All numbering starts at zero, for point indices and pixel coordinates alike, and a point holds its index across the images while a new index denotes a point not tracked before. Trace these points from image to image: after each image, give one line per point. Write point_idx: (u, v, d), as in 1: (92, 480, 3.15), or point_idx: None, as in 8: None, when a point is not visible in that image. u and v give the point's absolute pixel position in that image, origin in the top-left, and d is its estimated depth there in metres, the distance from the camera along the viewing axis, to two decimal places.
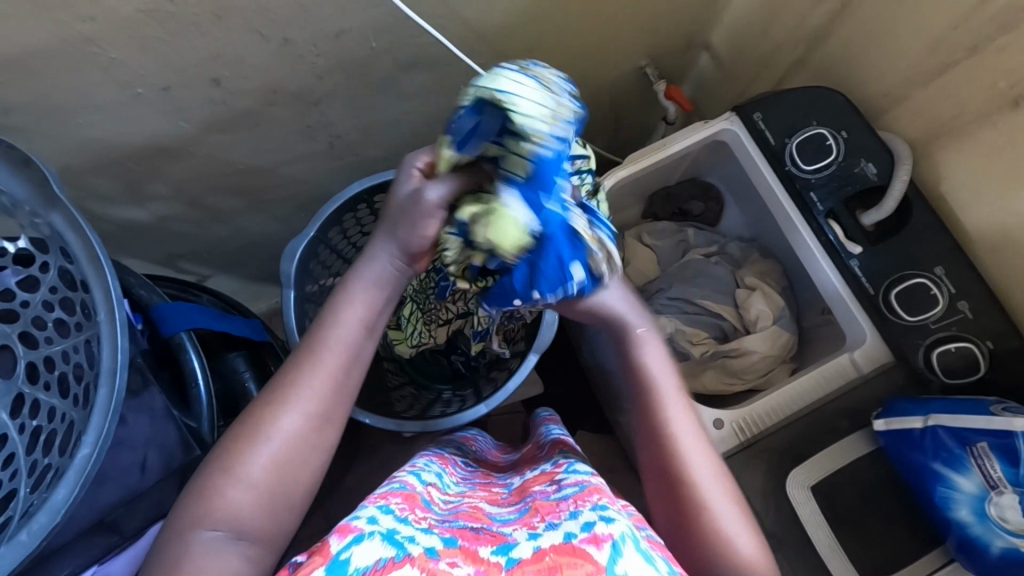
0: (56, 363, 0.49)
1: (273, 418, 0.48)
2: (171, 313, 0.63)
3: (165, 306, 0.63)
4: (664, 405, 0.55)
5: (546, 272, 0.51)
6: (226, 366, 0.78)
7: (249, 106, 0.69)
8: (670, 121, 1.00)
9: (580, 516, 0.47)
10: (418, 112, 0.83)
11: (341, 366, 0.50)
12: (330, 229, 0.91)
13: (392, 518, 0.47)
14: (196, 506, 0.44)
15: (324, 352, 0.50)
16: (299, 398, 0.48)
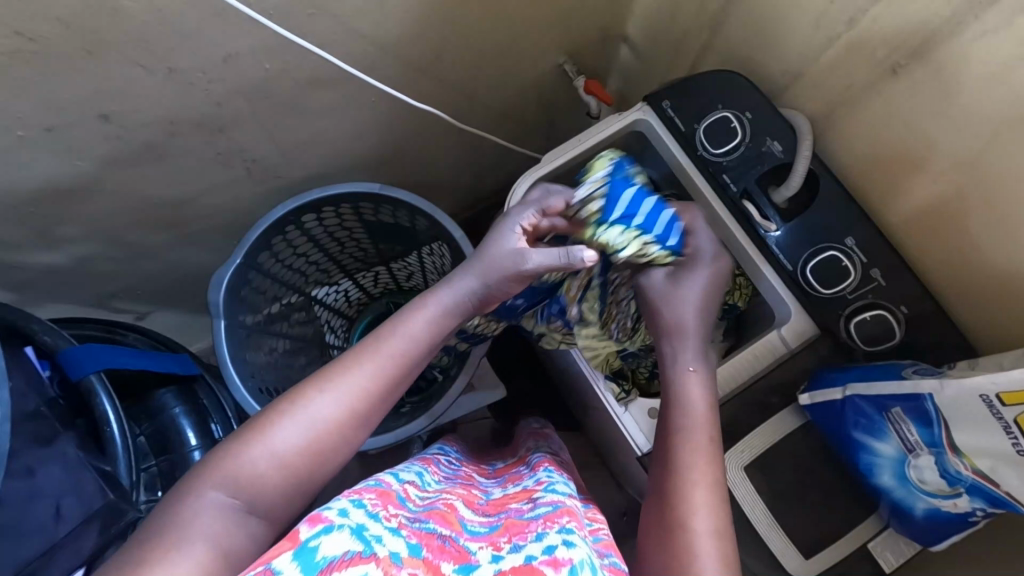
0: None
1: (313, 401, 0.52)
2: (81, 354, 0.61)
3: (74, 350, 0.62)
4: (687, 437, 0.58)
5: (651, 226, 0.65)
6: (156, 402, 0.76)
7: (148, 138, 0.68)
8: (595, 114, 1.01)
9: (544, 539, 0.50)
10: (337, 127, 0.83)
11: (380, 381, 0.55)
12: (260, 254, 0.91)
13: (363, 513, 0.46)
14: (225, 462, 0.48)
15: (372, 366, 0.55)
16: (341, 391, 0.53)
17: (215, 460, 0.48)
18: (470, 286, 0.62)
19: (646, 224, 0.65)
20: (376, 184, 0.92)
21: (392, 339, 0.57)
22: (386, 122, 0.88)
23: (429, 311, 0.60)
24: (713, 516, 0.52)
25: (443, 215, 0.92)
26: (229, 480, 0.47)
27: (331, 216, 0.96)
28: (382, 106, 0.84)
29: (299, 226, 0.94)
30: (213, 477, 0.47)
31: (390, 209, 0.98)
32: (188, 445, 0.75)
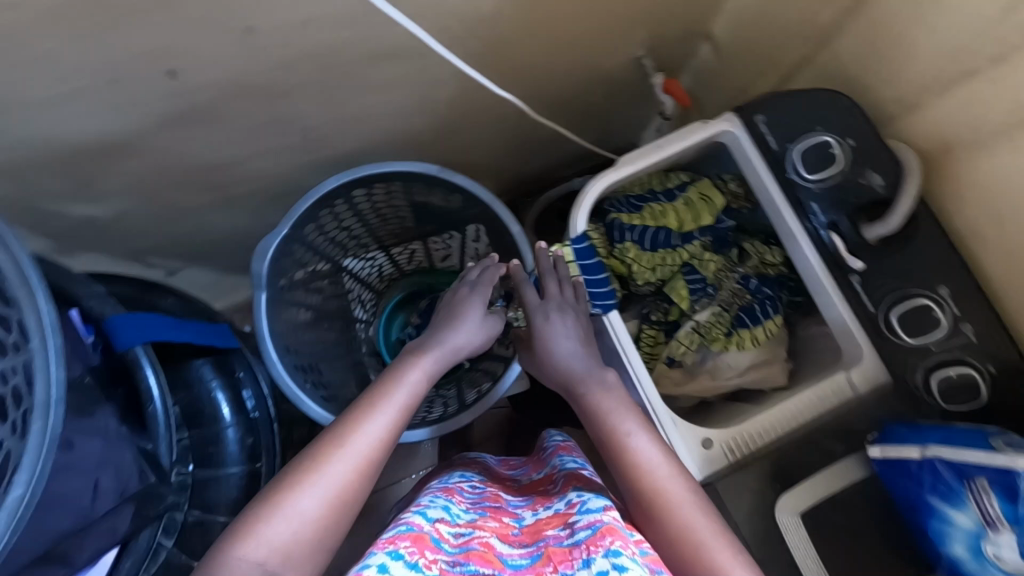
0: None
1: (332, 461, 0.52)
2: (131, 325, 0.58)
3: (118, 318, 0.58)
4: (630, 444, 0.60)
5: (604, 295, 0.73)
6: (191, 374, 0.72)
7: (211, 99, 0.63)
8: (668, 115, 0.96)
9: (592, 564, 0.49)
10: (400, 103, 0.79)
11: (392, 430, 0.57)
12: (306, 225, 0.87)
13: (403, 565, 0.48)
14: (252, 529, 0.48)
15: (382, 417, 0.57)
16: (355, 445, 0.54)
17: (244, 527, 0.48)
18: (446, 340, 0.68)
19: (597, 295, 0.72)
20: (434, 166, 0.88)
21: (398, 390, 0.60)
22: (451, 101, 0.83)
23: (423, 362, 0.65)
24: (700, 509, 0.54)
25: (500, 205, 0.88)
26: (258, 547, 0.47)
27: (380, 194, 0.92)
28: (451, 84, 0.79)
29: (347, 200, 0.90)
30: (242, 544, 0.47)
31: (442, 193, 0.94)
32: (223, 420, 0.73)
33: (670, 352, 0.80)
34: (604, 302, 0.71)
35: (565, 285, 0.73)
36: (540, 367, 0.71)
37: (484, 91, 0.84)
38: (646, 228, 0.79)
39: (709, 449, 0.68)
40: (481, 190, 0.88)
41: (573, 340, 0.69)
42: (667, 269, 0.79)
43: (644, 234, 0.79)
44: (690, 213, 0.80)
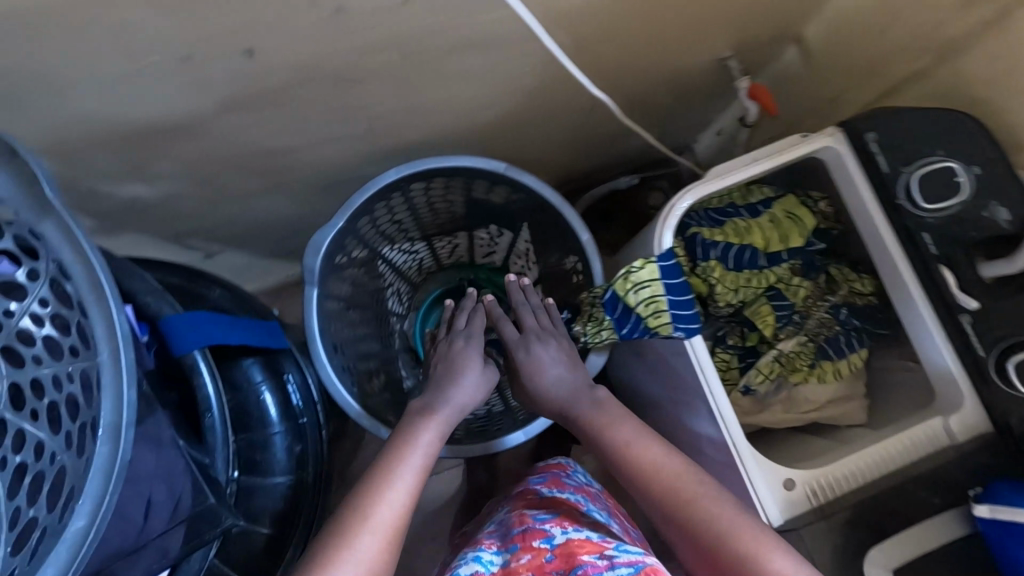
0: (49, 388, 0.40)
1: (358, 536, 0.59)
2: (181, 328, 0.53)
3: (174, 319, 0.53)
4: (640, 460, 0.67)
5: (686, 317, 0.67)
6: (240, 376, 0.67)
7: (283, 82, 0.57)
8: (748, 123, 0.89)
9: None
10: (473, 94, 0.73)
11: (408, 495, 0.64)
12: (360, 218, 0.82)
13: None
14: None
15: (397, 484, 0.64)
16: (376, 518, 0.61)
17: None
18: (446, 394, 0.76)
19: (677, 317, 0.66)
20: (502, 164, 0.82)
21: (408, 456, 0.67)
22: (524, 95, 0.78)
23: (431, 427, 0.72)
24: (724, 500, 0.61)
25: (571, 210, 0.81)
26: None
27: (438, 189, 0.86)
28: (529, 77, 0.73)
29: (404, 194, 0.85)
30: None
31: (505, 191, 0.88)
32: (270, 425, 0.68)
33: (747, 382, 0.75)
34: (687, 326, 0.66)
35: (645, 304, 0.67)
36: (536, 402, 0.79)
37: (560, 85, 0.78)
38: (730, 245, 0.74)
39: (791, 491, 0.64)
40: (550, 191, 0.82)
41: (561, 368, 0.77)
42: (752, 290, 0.74)
43: (728, 252, 0.74)
44: (776, 233, 0.75)
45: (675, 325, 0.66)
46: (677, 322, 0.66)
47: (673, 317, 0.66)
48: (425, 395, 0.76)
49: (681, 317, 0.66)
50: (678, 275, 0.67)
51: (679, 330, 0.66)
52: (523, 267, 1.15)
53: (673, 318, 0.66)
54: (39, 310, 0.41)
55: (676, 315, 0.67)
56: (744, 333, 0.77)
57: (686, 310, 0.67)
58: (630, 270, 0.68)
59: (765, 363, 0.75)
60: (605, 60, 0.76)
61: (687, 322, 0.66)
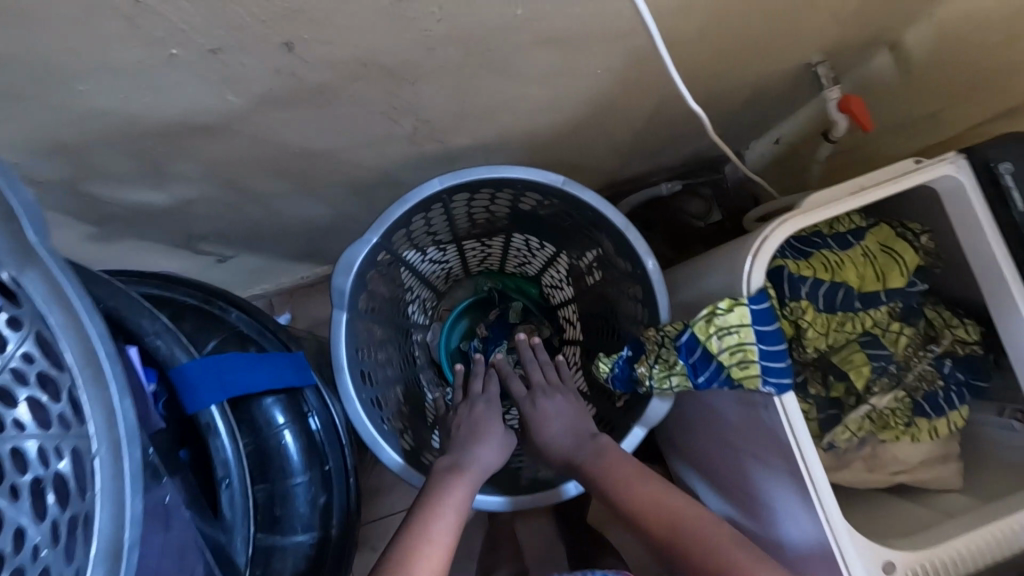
0: (28, 472, 0.31)
1: None
2: (195, 380, 0.47)
3: (189, 369, 0.46)
4: (656, 500, 0.65)
5: (779, 369, 0.57)
6: (259, 417, 0.58)
7: (325, 80, 0.48)
8: (833, 138, 0.79)
9: None
10: (534, 95, 0.63)
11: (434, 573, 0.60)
12: (397, 231, 0.72)
13: None
14: None
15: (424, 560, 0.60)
16: None
17: None
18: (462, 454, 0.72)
19: (768, 370, 0.57)
20: (561, 177, 0.72)
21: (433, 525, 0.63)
22: (588, 96, 0.68)
23: (459, 488, 0.67)
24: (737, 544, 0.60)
25: (637, 234, 0.72)
26: None
27: (483, 199, 0.77)
28: (599, 77, 0.64)
29: (445, 205, 0.76)
30: None
31: (558, 206, 0.78)
32: (292, 474, 0.59)
33: (832, 439, 0.66)
34: (779, 382, 0.57)
35: (729, 353, 0.58)
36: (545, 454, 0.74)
37: (629, 87, 0.69)
38: (820, 282, 0.64)
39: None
40: (612, 210, 0.72)
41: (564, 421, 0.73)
42: (844, 336, 0.65)
43: (819, 289, 0.65)
44: (872, 270, 0.66)
45: (766, 379, 0.57)
46: (768, 376, 0.57)
47: (763, 370, 0.57)
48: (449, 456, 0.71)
49: (772, 370, 0.57)
50: (772, 320, 0.57)
51: (770, 385, 0.57)
52: (560, 280, 1.07)
53: (763, 371, 0.57)
54: (18, 369, 0.32)
55: (767, 367, 0.57)
56: (828, 382, 0.68)
57: (779, 362, 0.57)
58: (715, 312, 0.58)
59: (854, 419, 0.65)
60: (683, 60, 0.66)
61: (779, 376, 0.57)
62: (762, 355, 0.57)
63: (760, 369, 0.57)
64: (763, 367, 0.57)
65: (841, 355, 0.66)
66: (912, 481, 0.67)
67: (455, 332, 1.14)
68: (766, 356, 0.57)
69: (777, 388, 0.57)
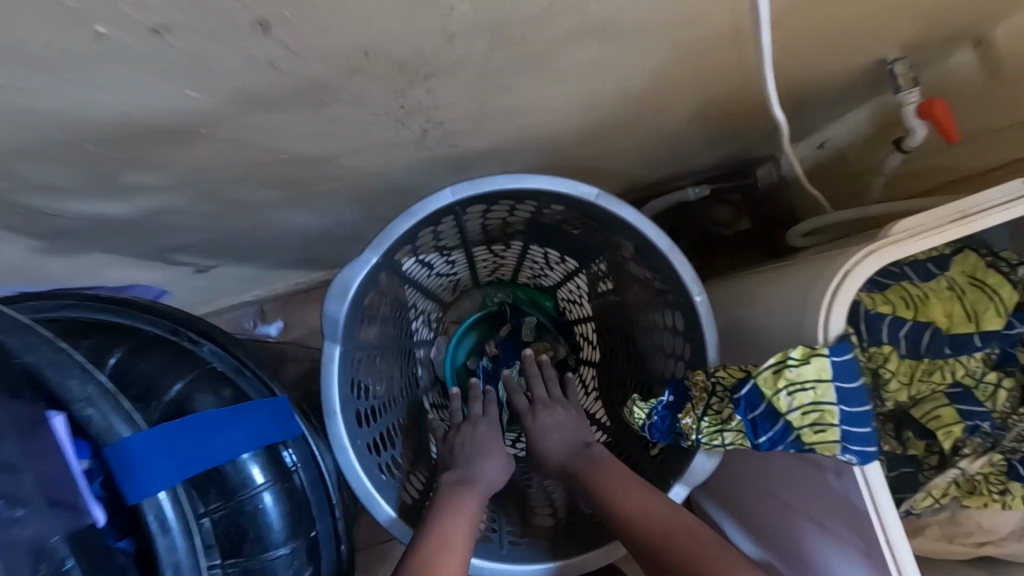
0: None
1: None
2: (138, 461, 0.40)
3: (124, 447, 0.40)
4: (649, 529, 0.57)
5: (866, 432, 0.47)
6: (232, 478, 0.48)
7: (318, 75, 0.37)
8: (906, 148, 0.69)
9: None
10: (569, 93, 0.53)
11: None
12: (401, 247, 0.62)
13: None
14: None
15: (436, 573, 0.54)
16: None
17: None
18: (461, 464, 0.67)
19: (849, 435, 0.47)
20: (595, 191, 0.61)
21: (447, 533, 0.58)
22: (631, 94, 0.58)
23: (470, 498, 0.63)
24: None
25: (682, 259, 0.62)
26: None
27: (501, 210, 0.67)
28: (648, 73, 0.53)
29: (457, 217, 0.65)
30: None
31: (589, 220, 0.68)
32: (274, 543, 0.49)
33: (910, 505, 0.57)
34: (862, 451, 0.47)
35: (801, 413, 0.48)
36: (542, 465, 0.69)
37: (678, 84, 0.58)
38: (904, 322, 0.54)
39: None
40: (654, 230, 0.62)
41: (560, 426, 0.69)
42: (930, 387, 0.55)
43: (904, 332, 0.54)
44: (961, 308, 0.56)
45: (845, 446, 0.47)
46: (848, 443, 0.47)
47: (843, 435, 0.47)
48: (457, 469, 0.67)
49: (854, 436, 0.47)
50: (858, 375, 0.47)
51: (850, 454, 0.47)
52: (579, 296, 0.97)
53: (843, 436, 0.47)
54: None
55: (848, 432, 0.47)
56: (907, 439, 0.57)
57: (865, 426, 0.47)
58: (786, 363, 0.48)
59: (937, 484, 0.56)
60: (745, 54, 0.56)
61: (864, 443, 0.47)
62: (842, 418, 0.47)
63: (839, 435, 0.47)
64: (842, 432, 0.47)
65: (926, 410, 0.56)
66: (998, 554, 0.57)
67: (461, 350, 1.05)
68: (848, 419, 0.47)
69: (860, 458, 0.47)
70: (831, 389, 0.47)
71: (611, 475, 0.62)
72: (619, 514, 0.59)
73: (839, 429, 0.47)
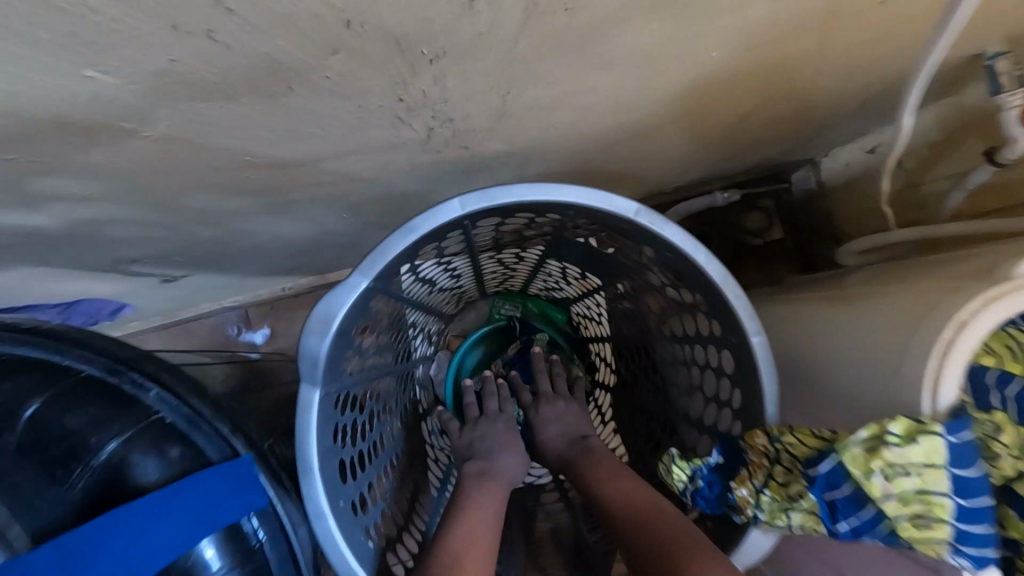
0: None
1: None
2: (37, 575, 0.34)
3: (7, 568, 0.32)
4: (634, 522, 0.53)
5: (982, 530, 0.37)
6: (180, 564, 0.41)
7: (279, 54, 0.27)
8: (1001, 160, 0.58)
9: None
10: (612, 85, 0.43)
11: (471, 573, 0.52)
12: (398, 268, 0.52)
13: None
14: None
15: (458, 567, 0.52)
16: None
17: None
18: (475, 458, 0.70)
19: (960, 533, 0.37)
20: (635, 206, 0.51)
21: (466, 523, 0.57)
22: (683, 87, 0.47)
23: (486, 492, 0.62)
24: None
25: (737, 290, 0.52)
26: None
27: (517, 224, 0.56)
28: (710, 63, 0.43)
29: (466, 232, 0.55)
30: None
31: (623, 238, 0.57)
32: None
33: None
34: (976, 553, 0.37)
35: (901, 502, 0.38)
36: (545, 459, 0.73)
37: (740, 77, 0.48)
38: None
39: None
40: (703, 255, 0.52)
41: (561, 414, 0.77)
42: None
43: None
44: None
45: (953, 547, 0.37)
46: (958, 544, 0.37)
47: (953, 535, 0.37)
48: (471, 464, 0.68)
49: (968, 535, 0.37)
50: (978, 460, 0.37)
51: (961, 558, 0.37)
52: (596, 314, 0.87)
53: (953, 535, 0.37)
54: None
55: (959, 530, 0.37)
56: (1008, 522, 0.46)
57: (983, 524, 0.37)
58: (883, 440, 0.37)
59: None
60: (828, 41, 0.45)
61: (979, 545, 0.37)
62: (954, 513, 0.37)
63: (947, 533, 0.37)
64: (952, 531, 0.37)
65: None
66: None
67: (463, 367, 0.94)
68: (961, 513, 0.37)
69: (974, 563, 0.37)
70: (942, 477, 0.37)
71: (606, 471, 0.61)
72: (610, 503, 0.56)
73: (948, 526, 0.37)
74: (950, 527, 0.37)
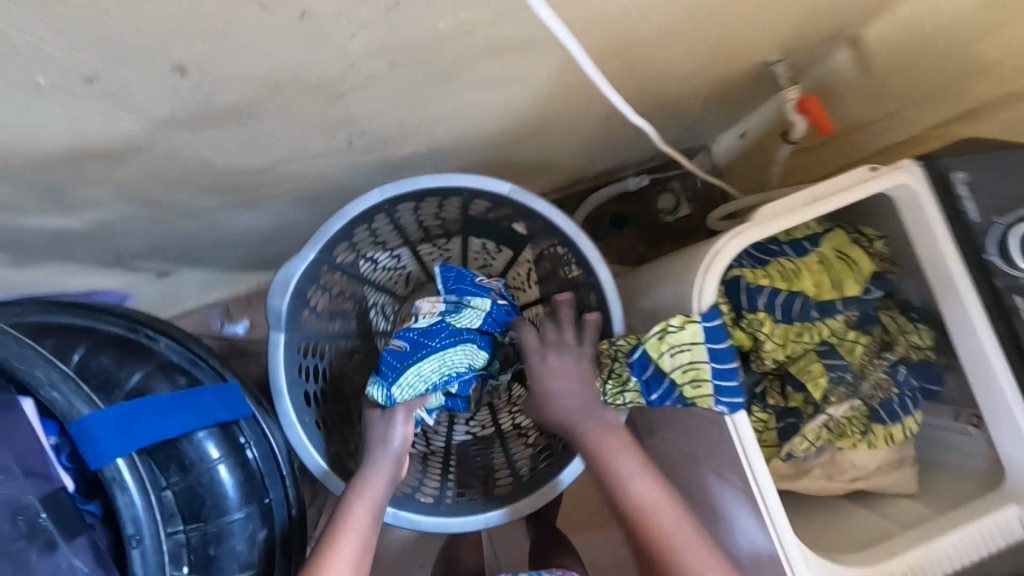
0: None
1: None
2: (90, 441, 0.48)
3: (75, 432, 0.48)
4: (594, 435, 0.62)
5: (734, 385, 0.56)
6: (188, 453, 0.55)
7: (234, 101, 0.44)
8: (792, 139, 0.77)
9: None
10: (477, 105, 0.60)
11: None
12: (338, 244, 0.69)
13: None
14: None
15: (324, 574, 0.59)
16: None
17: None
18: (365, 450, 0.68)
19: (719, 385, 0.56)
20: (509, 186, 0.69)
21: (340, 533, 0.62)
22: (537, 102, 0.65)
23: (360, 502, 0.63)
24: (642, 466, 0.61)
25: (588, 242, 0.70)
26: None
27: (429, 207, 0.74)
28: (548, 84, 0.60)
29: (389, 215, 0.72)
30: None
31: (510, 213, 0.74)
32: (228, 508, 0.56)
33: (789, 449, 0.64)
34: (731, 401, 0.55)
35: (682, 371, 0.57)
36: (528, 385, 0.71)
37: (581, 90, 0.64)
38: (778, 292, 0.62)
39: None
40: (562, 220, 0.70)
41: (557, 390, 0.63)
42: (801, 346, 0.63)
43: (777, 299, 0.62)
44: (828, 278, 0.64)
45: (715, 399, 0.56)
46: (721, 397, 0.56)
47: (715, 390, 0.56)
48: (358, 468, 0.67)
49: (723, 389, 0.56)
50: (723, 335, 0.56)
51: (723, 407, 0.56)
52: None
53: (717, 390, 0.56)
54: None
55: (720, 385, 0.56)
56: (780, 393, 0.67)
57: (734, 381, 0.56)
58: (667, 329, 0.56)
59: (817, 436, 0.63)
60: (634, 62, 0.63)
61: (733, 392, 0.55)
62: (713, 376, 0.56)
63: (712, 389, 0.56)
64: (715, 388, 0.56)
65: (807, 365, 0.63)
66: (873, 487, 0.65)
67: None
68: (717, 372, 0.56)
69: (731, 407, 0.55)
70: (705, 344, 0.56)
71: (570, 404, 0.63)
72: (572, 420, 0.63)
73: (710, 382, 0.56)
74: (714, 384, 0.56)
